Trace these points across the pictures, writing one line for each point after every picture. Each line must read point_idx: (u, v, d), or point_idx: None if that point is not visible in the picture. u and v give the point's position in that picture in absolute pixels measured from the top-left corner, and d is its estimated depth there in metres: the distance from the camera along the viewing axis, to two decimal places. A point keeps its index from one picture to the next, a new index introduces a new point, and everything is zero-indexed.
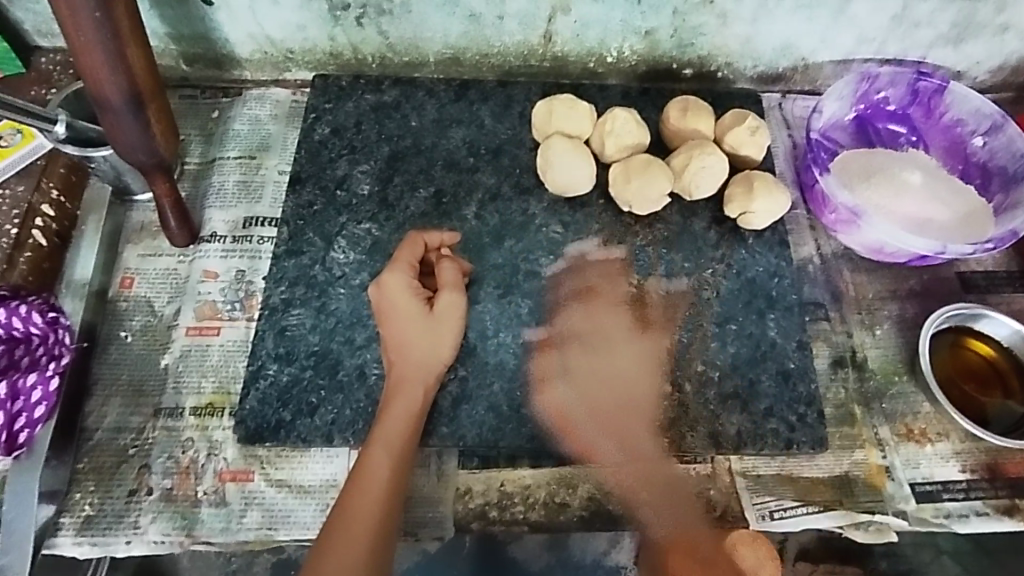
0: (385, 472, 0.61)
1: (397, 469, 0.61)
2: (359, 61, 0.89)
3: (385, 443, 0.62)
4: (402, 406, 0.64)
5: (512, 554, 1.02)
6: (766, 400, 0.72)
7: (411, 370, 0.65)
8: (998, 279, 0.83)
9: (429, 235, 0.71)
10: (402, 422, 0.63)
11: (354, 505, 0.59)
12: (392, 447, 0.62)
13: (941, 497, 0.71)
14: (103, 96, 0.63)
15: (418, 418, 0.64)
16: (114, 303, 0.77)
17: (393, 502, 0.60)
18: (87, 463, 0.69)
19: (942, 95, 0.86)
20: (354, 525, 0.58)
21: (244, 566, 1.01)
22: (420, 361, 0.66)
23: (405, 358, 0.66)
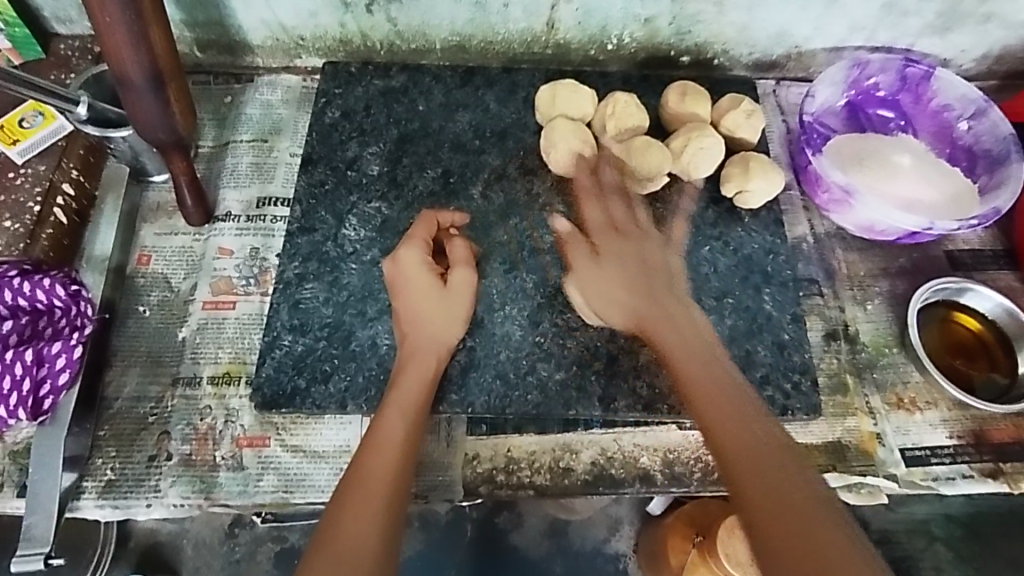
0: (399, 431, 0.63)
1: (409, 430, 0.64)
2: (367, 48, 0.92)
3: (399, 406, 0.65)
4: (415, 373, 0.67)
5: (512, 539, 1.10)
6: (762, 369, 0.75)
7: (424, 342, 0.68)
8: (985, 257, 0.87)
9: (442, 214, 0.76)
10: (416, 387, 0.66)
11: (372, 461, 0.61)
12: (407, 410, 0.65)
13: (930, 461, 0.74)
14: (127, 74, 0.66)
15: (431, 386, 0.67)
16: (132, 279, 0.79)
17: (408, 462, 0.62)
18: (108, 431, 0.71)
19: (930, 82, 0.90)
20: (370, 482, 0.59)
21: (248, 553, 1.07)
22: (432, 330, 0.69)
23: (419, 329, 0.68)
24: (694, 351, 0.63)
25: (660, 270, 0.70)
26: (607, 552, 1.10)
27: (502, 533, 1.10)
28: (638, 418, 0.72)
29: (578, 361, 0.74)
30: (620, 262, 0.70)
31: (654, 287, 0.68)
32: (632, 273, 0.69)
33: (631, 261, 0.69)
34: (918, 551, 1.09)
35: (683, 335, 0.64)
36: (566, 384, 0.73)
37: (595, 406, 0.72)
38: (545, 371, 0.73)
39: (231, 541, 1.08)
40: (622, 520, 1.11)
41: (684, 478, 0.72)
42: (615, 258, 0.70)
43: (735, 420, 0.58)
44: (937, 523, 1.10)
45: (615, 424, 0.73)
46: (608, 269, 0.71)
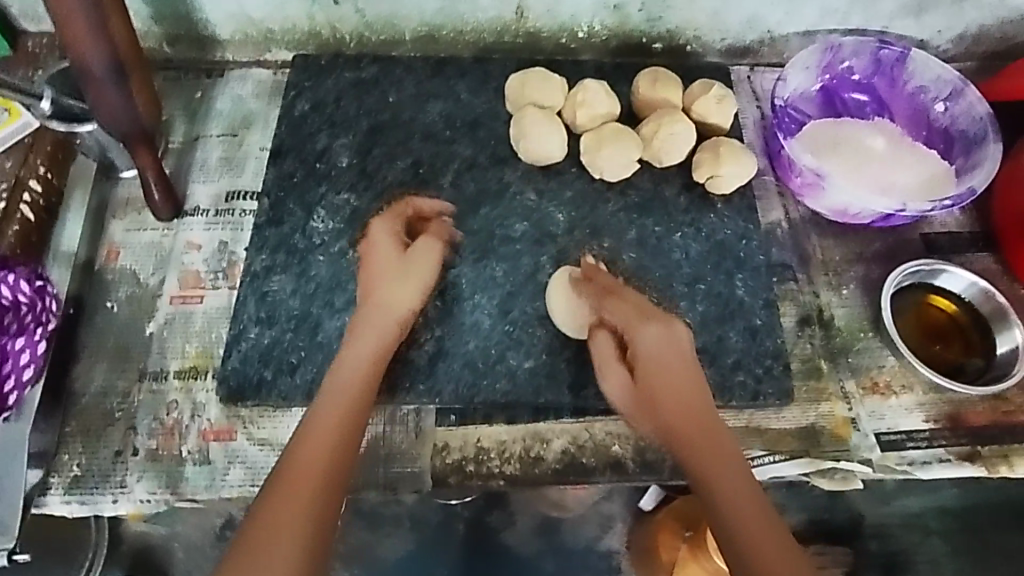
0: (340, 413, 0.60)
1: (350, 412, 0.61)
2: (338, 40, 0.91)
3: (338, 391, 0.62)
4: (363, 347, 0.65)
5: (503, 539, 1.08)
6: (733, 355, 0.74)
7: (381, 311, 0.67)
8: (961, 240, 0.86)
9: (420, 199, 0.80)
10: (365, 361, 0.64)
11: (304, 445, 0.58)
12: (346, 390, 0.62)
13: (906, 445, 0.73)
14: (88, 66, 0.66)
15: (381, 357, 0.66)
16: (100, 275, 0.79)
17: (347, 442, 0.59)
18: (75, 426, 0.71)
19: (905, 63, 0.89)
20: (298, 464, 0.56)
21: None
22: (390, 303, 0.68)
23: (381, 299, 0.68)
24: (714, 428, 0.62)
25: (696, 375, 0.66)
26: (599, 550, 1.09)
27: (495, 532, 1.08)
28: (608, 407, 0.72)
29: (548, 348, 0.73)
30: (663, 371, 0.65)
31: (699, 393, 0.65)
32: (676, 375, 0.65)
33: (674, 364, 0.66)
34: (913, 545, 1.08)
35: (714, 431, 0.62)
36: (536, 371, 0.72)
37: (565, 392, 0.72)
38: (514, 360, 0.73)
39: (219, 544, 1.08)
40: (614, 517, 1.10)
41: (656, 465, 0.72)
42: (661, 357, 0.66)
43: (746, 489, 0.57)
44: (932, 516, 1.10)
45: (587, 413, 0.73)
46: (654, 371, 0.66)
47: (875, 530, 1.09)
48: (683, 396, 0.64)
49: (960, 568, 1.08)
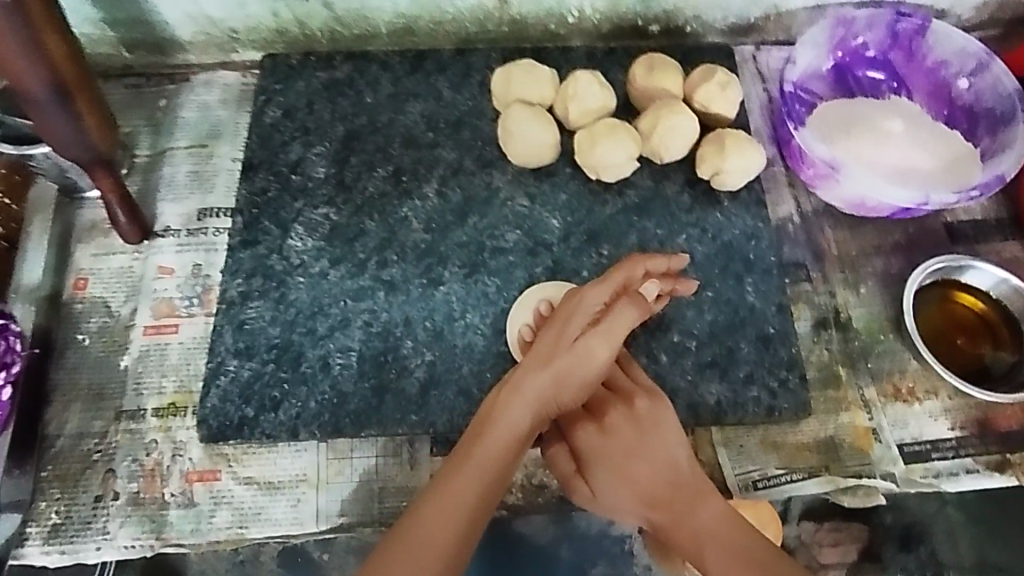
0: (463, 513, 0.54)
1: (479, 500, 0.55)
2: (307, 36, 0.84)
3: (471, 484, 0.55)
4: (491, 440, 0.57)
5: None
6: (746, 367, 0.69)
7: (538, 386, 0.58)
8: (987, 227, 0.80)
9: (653, 260, 0.63)
10: (496, 454, 0.56)
11: (421, 524, 0.54)
12: (479, 483, 0.55)
13: (931, 456, 0.69)
14: (27, 88, 0.60)
15: (513, 446, 0.57)
16: (69, 307, 0.74)
17: (467, 544, 0.54)
18: (52, 471, 0.67)
19: (925, 36, 0.82)
20: (413, 542, 0.53)
21: None
22: (575, 369, 0.58)
23: (540, 373, 0.58)
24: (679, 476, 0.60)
25: (661, 434, 0.61)
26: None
27: None
28: None
29: None
30: (614, 444, 0.60)
31: (654, 451, 0.60)
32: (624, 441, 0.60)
33: (628, 433, 0.60)
34: None
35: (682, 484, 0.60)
36: None
37: None
38: None
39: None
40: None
41: None
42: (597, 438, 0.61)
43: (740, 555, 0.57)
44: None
45: None
46: (593, 452, 0.60)
47: None
48: (644, 470, 0.60)
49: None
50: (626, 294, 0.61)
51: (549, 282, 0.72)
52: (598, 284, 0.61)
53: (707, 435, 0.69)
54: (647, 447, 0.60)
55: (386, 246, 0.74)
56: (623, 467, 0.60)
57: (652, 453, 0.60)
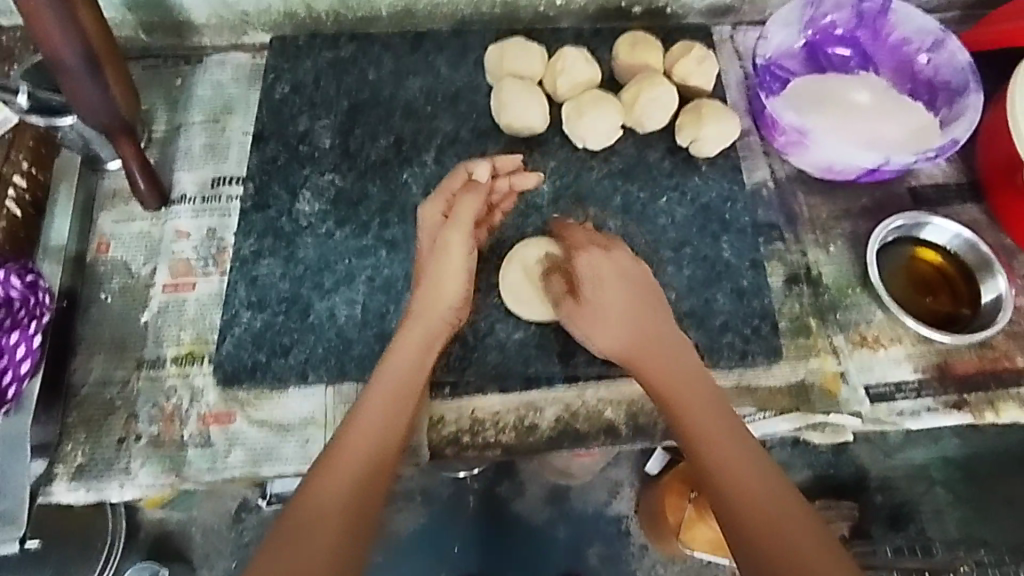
0: (380, 412, 0.65)
1: (392, 404, 0.65)
2: (314, 19, 0.91)
3: (381, 388, 0.66)
4: (404, 348, 0.68)
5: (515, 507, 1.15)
6: (722, 316, 0.75)
7: (431, 307, 0.70)
8: (949, 191, 0.86)
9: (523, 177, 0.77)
10: (407, 361, 0.68)
11: (343, 455, 0.63)
12: (392, 388, 0.66)
13: (894, 397, 0.74)
14: (62, 58, 0.66)
15: (423, 355, 0.68)
16: (92, 267, 0.79)
17: (392, 434, 0.65)
18: (76, 416, 0.72)
19: (887, 15, 0.88)
20: (341, 462, 0.62)
21: (255, 537, 1.12)
22: (433, 303, 0.70)
23: (431, 295, 0.70)
24: (692, 385, 0.67)
25: (664, 321, 0.71)
26: (609, 514, 1.15)
27: (506, 501, 1.15)
28: (599, 372, 0.73)
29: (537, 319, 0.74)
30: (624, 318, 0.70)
31: (658, 331, 0.70)
32: (648, 350, 0.69)
33: (638, 308, 0.71)
34: (918, 497, 1.14)
35: (673, 367, 0.68)
36: (525, 342, 0.73)
37: (555, 362, 0.73)
38: (504, 331, 0.74)
39: (239, 525, 1.13)
40: (621, 482, 1.16)
41: (648, 428, 0.73)
42: (624, 342, 0.70)
43: (721, 430, 0.64)
44: (936, 467, 1.15)
45: (578, 380, 0.73)
46: (625, 349, 0.70)
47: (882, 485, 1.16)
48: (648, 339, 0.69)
49: (963, 515, 1.13)
50: (465, 230, 0.72)
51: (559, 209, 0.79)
52: (453, 227, 0.72)
53: None
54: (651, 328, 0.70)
55: (388, 209, 0.79)
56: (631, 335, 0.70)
57: (655, 331, 0.70)
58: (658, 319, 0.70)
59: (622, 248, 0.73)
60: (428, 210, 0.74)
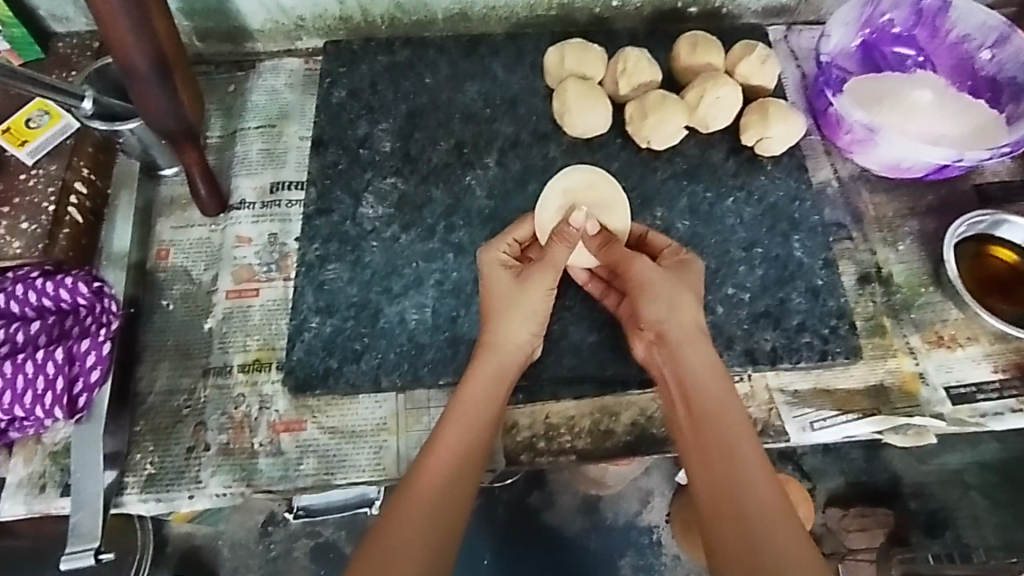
0: (460, 441, 0.62)
1: (472, 438, 0.62)
2: (368, 24, 0.90)
3: (460, 421, 0.63)
4: (482, 380, 0.65)
5: (546, 519, 1.10)
6: (797, 316, 0.74)
7: (507, 342, 0.66)
8: (1015, 189, 0.85)
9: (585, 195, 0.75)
10: (486, 394, 0.64)
11: (422, 484, 0.59)
12: (470, 423, 0.63)
13: (976, 398, 0.72)
14: (132, 64, 0.65)
15: (502, 388, 0.65)
16: (153, 275, 0.78)
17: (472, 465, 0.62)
18: (145, 425, 0.71)
19: (947, 13, 0.87)
20: (418, 493, 0.59)
21: (285, 551, 1.07)
22: (505, 337, 0.66)
23: (506, 331, 0.66)
24: (713, 392, 0.62)
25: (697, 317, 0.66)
26: (640, 525, 1.10)
27: (536, 513, 1.11)
28: None
29: (610, 321, 0.73)
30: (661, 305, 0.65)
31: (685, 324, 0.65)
32: (687, 349, 0.64)
33: (674, 298, 0.66)
34: (953, 502, 1.07)
35: (702, 366, 0.63)
36: (600, 344, 0.73)
37: (631, 364, 0.72)
38: (578, 334, 0.73)
39: (265, 540, 1.08)
40: (653, 492, 1.12)
41: None
42: (666, 328, 0.65)
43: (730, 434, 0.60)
44: (970, 473, 1.08)
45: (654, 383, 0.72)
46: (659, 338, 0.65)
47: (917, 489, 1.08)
48: (677, 331, 0.65)
49: (1002, 521, 1.06)
50: (551, 266, 0.66)
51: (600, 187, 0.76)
52: (537, 267, 0.67)
53: (764, 381, 0.73)
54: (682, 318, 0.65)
55: (453, 212, 0.78)
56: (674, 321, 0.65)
57: (685, 324, 0.65)
58: (689, 315, 0.65)
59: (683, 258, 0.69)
60: (491, 253, 0.68)
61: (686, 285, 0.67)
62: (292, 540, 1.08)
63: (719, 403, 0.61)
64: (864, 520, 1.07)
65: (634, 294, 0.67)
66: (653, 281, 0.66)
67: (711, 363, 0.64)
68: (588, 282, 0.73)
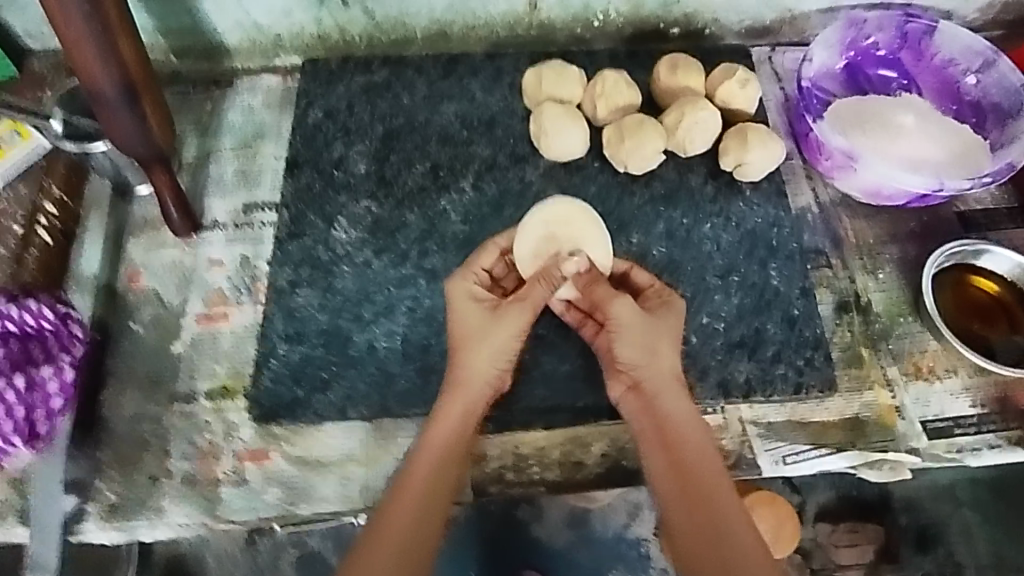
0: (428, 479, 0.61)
1: (439, 475, 0.61)
2: (346, 43, 0.89)
3: (427, 457, 0.62)
4: (451, 412, 0.64)
5: (535, 531, 1.00)
6: (773, 346, 0.72)
7: (474, 374, 0.65)
8: (999, 216, 0.83)
9: (563, 213, 0.73)
10: (454, 426, 0.63)
11: (392, 522, 0.59)
12: (437, 460, 0.62)
13: (954, 432, 0.71)
14: (99, 87, 0.64)
15: (471, 421, 0.64)
16: (123, 298, 0.77)
17: (443, 502, 0.61)
18: (109, 453, 0.70)
19: (932, 37, 0.87)
20: (389, 531, 0.58)
21: (270, 561, 1.01)
22: (474, 370, 0.65)
23: (472, 363, 0.65)
24: (685, 429, 0.63)
25: (674, 357, 0.65)
26: None
27: (525, 525, 1.00)
28: None
29: (583, 351, 0.72)
30: (637, 344, 0.65)
31: (664, 363, 0.65)
32: (665, 395, 0.64)
33: (652, 337, 0.65)
34: (943, 517, 1.03)
35: (675, 405, 0.64)
36: (572, 374, 0.72)
37: (603, 395, 0.71)
38: (549, 364, 0.72)
39: (252, 549, 1.00)
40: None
41: None
42: (642, 367, 0.65)
43: (705, 472, 0.61)
44: (961, 487, 1.04)
45: None
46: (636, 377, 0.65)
47: (906, 504, 1.04)
48: (655, 369, 0.65)
49: (992, 538, 1.03)
50: (527, 302, 0.67)
51: (573, 207, 0.73)
52: (513, 304, 0.67)
53: (737, 413, 0.71)
54: (659, 357, 0.65)
55: (427, 237, 0.77)
56: (651, 359, 0.65)
57: (662, 364, 0.65)
58: (667, 355, 0.65)
59: (661, 292, 0.69)
60: (461, 287, 0.67)
61: (666, 322, 0.67)
62: (277, 548, 1.01)
63: (691, 446, 0.62)
64: (854, 536, 1.01)
65: (612, 334, 0.66)
66: (629, 322, 0.65)
67: (684, 402, 0.64)
68: (566, 312, 0.71)
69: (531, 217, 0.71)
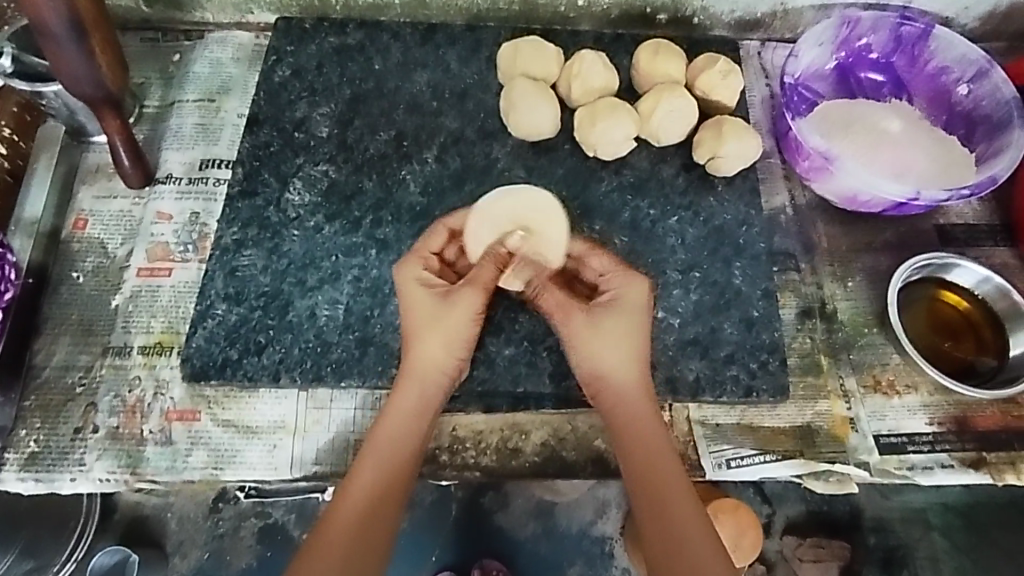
0: (374, 476, 0.60)
1: (387, 472, 0.60)
2: (322, 3, 0.86)
3: (375, 454, 0.60)
4: (400, 407, 0.62)
5: (498, 521, 0.98)
6: (728, 347, 0.70)
7: (423, 367, 0.62)
8: (980, 232, 0.80)
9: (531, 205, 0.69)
10: (406, 422, 0.62)
11: (338, 517, 0.58)
12: (385, 458, 0.60)
13: (907, 449, 0.69)
14: (43, 21, 0.60)
15: (420, 419, 0.62)
16: (67, 245, 0.75)
17: (390, 499, 0.60)
18: (35, 401, 0.68)
19: (928, 41, 0.83)
20: (339, 522, 0.57)
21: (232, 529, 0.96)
22: (425, 366, 0.62)
23: (423, 356, 0.62)
24: (658, 432, 0.61)
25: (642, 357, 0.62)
26: (593, 535, 0.98)
27: (489, 514, 0.98)
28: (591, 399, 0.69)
29: (530, 336, 0.69)
30: (604, 341, 0.62)
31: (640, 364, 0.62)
32: (622, 401, 0.62)
33: (621, 333, 0.62)
34: (913, 541, 0.99)
35: (645, 409, 0.62)
36: (515, 359, 0.68)
37: (545, 382, 0.68)
38: (493, 347, 0.69)
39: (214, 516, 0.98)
40: (610, 502, 0.99)
41: None
42: (611, 365, 0.62)
43: (665, 478, 0.59)
44: (933, 512, 1.00)
45: (569, 404, 0.68)
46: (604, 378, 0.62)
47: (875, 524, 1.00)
48: (637, 369, 0.62)
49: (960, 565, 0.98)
50: (477, 285, 0.63)
51: (540, 196, 0.69)
52: (458, 290, 0.63)
53: (684, 413, 0.70)
54: (637, 353, 0.62)
55: (382, 206, 0.75)
56: (621, 353, 0.62)
57: (629, 363, 0.62)
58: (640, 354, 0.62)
59: (629, 286, 0.63)
60: (407, 272, 0.64)
61: (634, 319, 0.63)
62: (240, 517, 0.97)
63: (667, 451, 0.60)
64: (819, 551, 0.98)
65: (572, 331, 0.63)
66: (601, 316, 0.62)
67: (645, 405, 0.62)
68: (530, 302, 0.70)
69: (491, 204, 0.68)
